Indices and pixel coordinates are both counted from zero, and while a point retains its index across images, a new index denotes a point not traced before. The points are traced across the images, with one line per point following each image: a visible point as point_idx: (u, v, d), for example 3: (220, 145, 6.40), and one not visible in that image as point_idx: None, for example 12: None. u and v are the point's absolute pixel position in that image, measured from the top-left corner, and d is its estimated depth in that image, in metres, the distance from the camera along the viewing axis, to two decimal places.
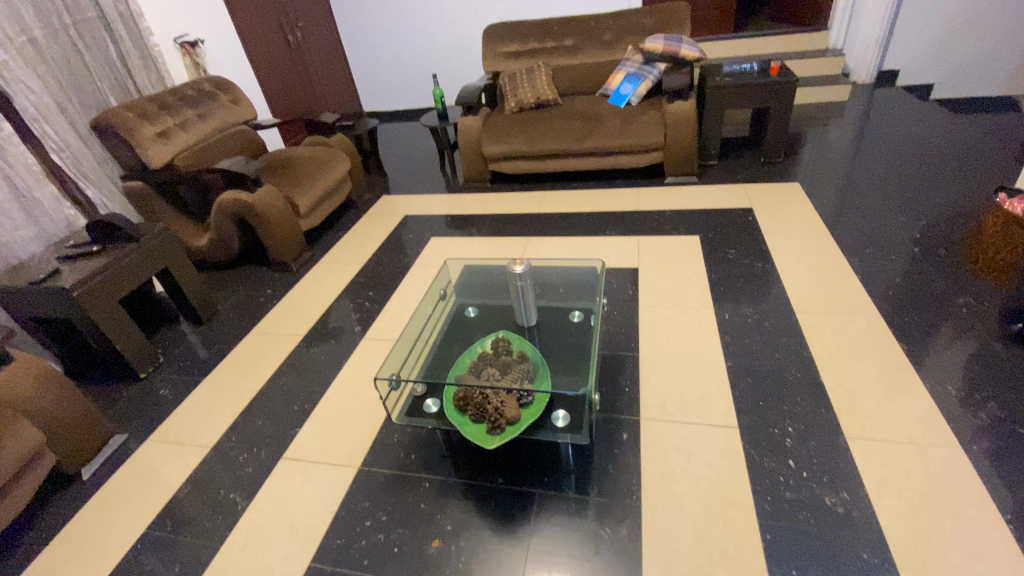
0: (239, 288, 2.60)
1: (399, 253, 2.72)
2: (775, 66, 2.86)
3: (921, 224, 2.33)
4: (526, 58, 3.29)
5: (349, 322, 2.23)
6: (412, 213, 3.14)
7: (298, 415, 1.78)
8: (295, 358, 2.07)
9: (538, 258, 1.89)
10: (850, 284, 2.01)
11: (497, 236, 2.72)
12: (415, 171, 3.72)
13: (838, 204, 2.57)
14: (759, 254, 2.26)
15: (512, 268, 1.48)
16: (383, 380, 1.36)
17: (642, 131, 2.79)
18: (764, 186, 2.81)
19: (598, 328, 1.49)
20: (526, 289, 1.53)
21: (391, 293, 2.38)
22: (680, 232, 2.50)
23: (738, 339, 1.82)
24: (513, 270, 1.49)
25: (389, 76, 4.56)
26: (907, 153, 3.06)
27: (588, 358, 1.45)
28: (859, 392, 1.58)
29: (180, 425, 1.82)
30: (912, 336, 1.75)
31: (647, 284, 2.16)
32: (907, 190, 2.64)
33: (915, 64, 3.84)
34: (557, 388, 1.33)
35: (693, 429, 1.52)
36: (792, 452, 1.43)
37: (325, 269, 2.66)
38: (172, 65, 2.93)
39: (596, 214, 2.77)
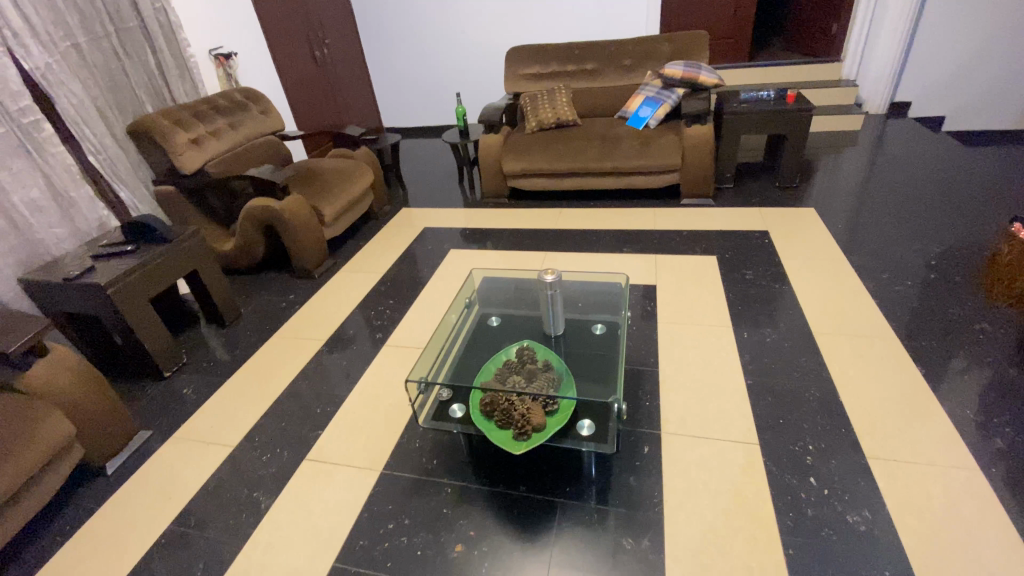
0: (262, 293, 2.64)
1: (418, 264, 2.77)
2: (792, 94, 2.93)
3: (936, 252, 2.37)
4: (547, 80, 3.39)
5: (370, 329, 2.27)
6: (431, 226, 3.20)
7: (321, 417, 1.80)
8: (317, 363, 2.10)
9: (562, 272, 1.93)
10: (867, 308, 2.03)
11: (515, 250, 2.77)
12: (434, 186, 3.80)
13: (853, 229, 2.61)
14: (776, 275, 2.29)
15: (542, 278, 1.52)
16: (412, 382, 1.38)
17: (660, 152, 2.85)
18: (778, 210, 2.86)
19: (625, 341, 1.52)
20: (553, 300, 1.57)
21: (411, 302, 2.42)
22: (697, 252, 2.54)
23: (756, 357, 1.84)
24: (542, 281, 1.53)
25: (410, 94, 4.68)
26: (920, 183, 3.11)
27: (614, 370, 1.48)
28: (878, 414, 1.59)
29: (204, 424, 1.85)
30: (929, 359, 1.77)
31: (665, 301, 2.19)
32: (921, 218, 2.67)
33: (927, 96, 3.92)
34: (583, 397, 1.35)
35: (714, 445, 1.53)
36: (813, 470, 1.44)
37: (346, 278, 2.71)
38: (206, 75, 3.03)
39: (613, 232, 2.81)
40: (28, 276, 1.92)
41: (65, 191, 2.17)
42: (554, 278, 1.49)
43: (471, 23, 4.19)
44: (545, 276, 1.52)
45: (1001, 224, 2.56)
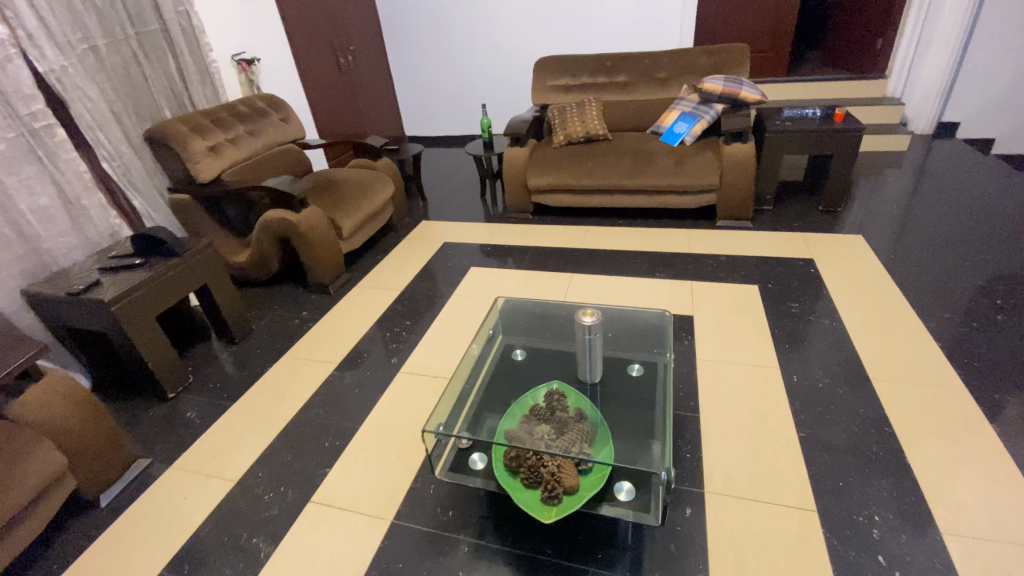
0: (274, 308, 2.54)
1: (436, 281, 2.64)
2: (840, 112, 2.75)
3: (1001, 290, 2.16)
4: (577, 92, 3.25)
5: (384, 352, 2.14)
6: (451, 240, 3.07)
7: (329, 452, 1.67)
8: (328, 387, 1.98)
9: (595, 305, 1.78)
10: (929, 352, 1.84)
11: (539, 270, 2.62)
12: (455, 198, 3.69)
13: (905, 261, 2.42)
14: (825, 310, 2.11)
15: (579, 320, 1.35)
16: (429, 431, 1.24)
17: (697, 170, 2.69)
18: (822, 235, 2.67)
19: (672, 390, 1.35)
20: (594, 345, 1.38)
21: (428, 324, 2.29)
22: (736, 280, 2.37)
23: (809, 406, 1.66)
24: (580, 322, 1.35)
25: (435, 103, 4.59)
26: (975, 209, 2.88)
27: (656, 423, 1.32)
28: (953, 477, 1.38)
29: (207, 453, 1.73)
30: (1007, 416, 1.56)
31: (704, 335, 2.03)
32: (980, 250, 2.46)
33: (978, 116, 3.68)
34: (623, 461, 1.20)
35: (763, 508, 1.37)
36: (881, 545, 1.26)
37: (362, 294, 2.59)
38: (227, 80, 2.96)
39: (644, 254, 2.65)
40: (33, 288, 1.84)
41: (76, 199, 2.09)
42: (593, 321, 1.32)
43: (498, 31, 4.08)
44: (581, 318, 1.35)
45: None
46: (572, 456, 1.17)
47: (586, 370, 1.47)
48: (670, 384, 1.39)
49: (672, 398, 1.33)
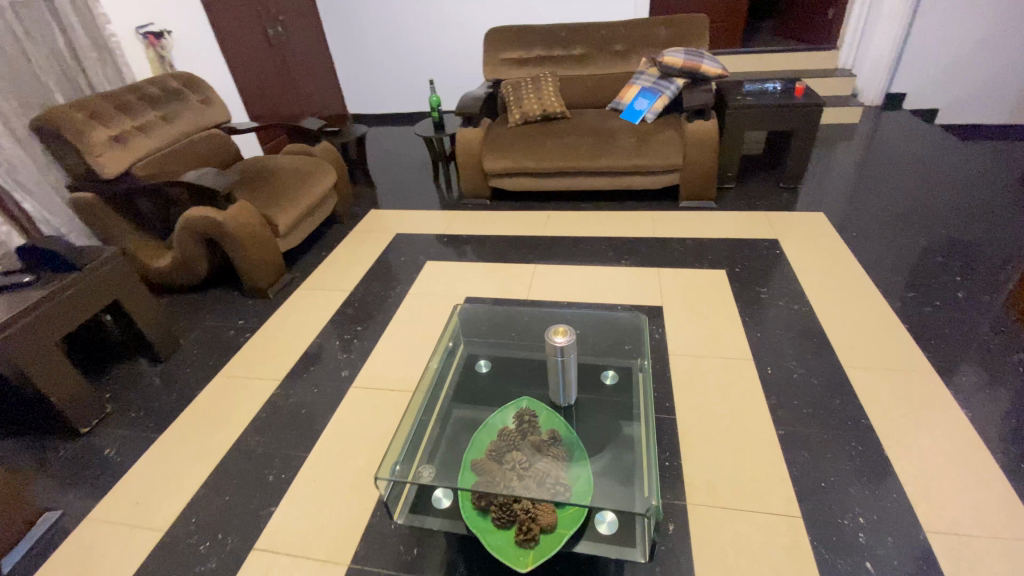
0: (207, 317, 2.28)
1: (389, 278, 2.44)
2: (801, 87, 2.68)
3: (960, 266, 2.17)
4: (532, 66, 3.04)
5: (334, 364, 1.95)
6: (404, 231, 2.86)
7: (276, 486, 1.50)
8: (273, 408, 1.78)
9: (563, 308, 1.65)
10: (897, 336, 1.83)
11: (499, 262, 2.46)
12: (406, 183, 3.44)
13: (867, 239, 2.40)
14: (794, 295, 2.07)
15: (549, 338, 1.19)
16: (384, 478, 1.08)
17: (660, 150, 2.57)
18: (785, 214, 2.63)
19: (652, 400, 1.24)
20: (568, 366, 1.22)
21: (382, 328, 2.10)
22: (704, 265, 2.29)
23: (785, 401, 1.62)
24: (553, 342, 1.19)
25: (380, 79, 4.27)
26: (927, 180, 2.92)
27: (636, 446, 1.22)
28: (931, 471, 1.37)
29: (131, 497, 1.52)
30: (975, 401, 1.57)
31: (676, 327, 1.94)
32: (936, 224, 2.48)
33: (925, 87, 3.74)
34: (604, 496, 1.10)
35: (748, 519, 1.31)
36: (868, 551, 1.22)
37: (308, 297, 2.37)
38: (132, 57, 2.58)
39: (609, 240, 2.54)
40: None
41: None
42: (566, 340, 1.16)
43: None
44: (552, 336, 1.19)
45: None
46: (548, 495, 1.06)
47: (559, 392, 1.32)
48: (649, 394, 1.28)
49: (653, 410, 1.22)
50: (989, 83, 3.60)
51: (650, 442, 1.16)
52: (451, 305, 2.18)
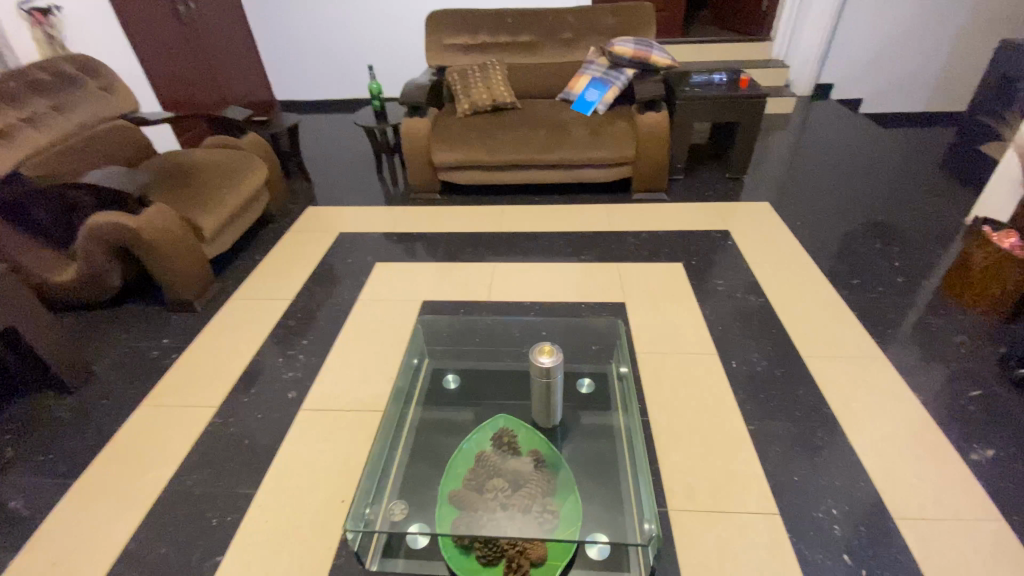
0: (124, 337, 2.01)
1: (336, 283, 2.25)
2: (745, 78, 2.73)
3: (896, 252, 2.30)
4: (478, 53, 2.91)
5: (280, 384, 1.76)
6: (348, 230, 2.66)
7: (222, 532, 1.33)
8: (212, 439, 1.59)
9: (532, 318, 1.59)
10: (846, 323, 1.90)
11: (455, 261, 2.34)
12: (346, 177, 3.21)
13: (811, 228, 2.49)
14: (750, 286, 2.11)
15: (535, 358, 1.11)
16: (353, 530, 0.97)
17: (613, 143, 2.53)
18: (733, 204, 2.69)
19: (637, 411, 1.18)
20: (553, 389, 1.14)
21: (332, 339, 1.94)
22: (661, 258, 2.29)
23: (752, 395, 1.64)
24: (538, 365, 1.09)
25: (312, 63, 3.96)
26: (857, 168, 3.08)
27: (621, 465, 1.17)
28: (891, 458, 1.43)
29: (43, 561, 1.30)
30: (922, 384, 1.65)
31: (640, 323, 1.92)
32: (869, 211, 2.62)
33: (850, 78, 3.95)
34: (594, 527, 1.05)
35: (729, 521, 1.30)
36: (845, 544, 1.25)
37: (244, 308, 2.14)
38: (13, 37, 2.22)
39: (567, 235, 2.48)
40: None
41: None
42: (555, 362, 1.08)
43: None
44: (539, 356, 1.10)
45: (947, 216, 2.56)
46: (539, 529, 1.00)
47: (544, 414, 1.21)
48: (633, 405, 1.22)
49: (638, 422, 1.16)
50: (905, 76, 3.85)
51: (638, 463, 1.11)
52: (407, 311, 2.04)
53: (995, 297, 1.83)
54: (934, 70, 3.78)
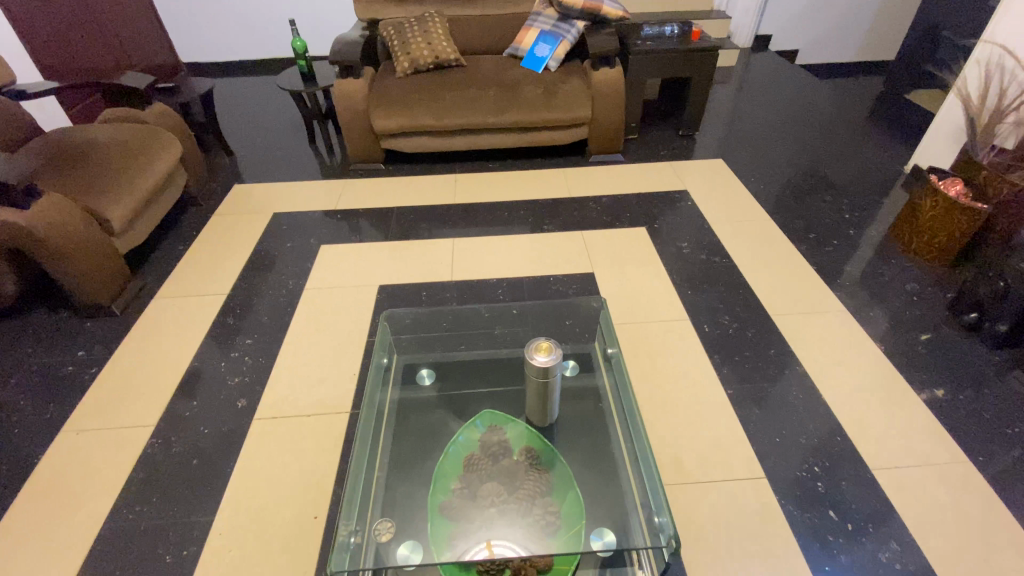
0: (29, 352, 1.72)
1: (278, 272, 2.03)
2: (696, 30, 2.65)
3: (846, 203, 2.35)
4: (414, 4, 2.64)
5: (226, 392, 1.57)
6: (284, 209, 2.39)
7: (180, 569, 1.19)
8: (154, 463, 1.40)
9: (507, 305, 1.49)
10: (808, 277, 1.94)
11: (409, 238, 2.17)
12: (274, 149, 2.89)
13: (765, 183, 2.51)
14: (714, 247, 2.09)
15: (530, 355, 1.01)
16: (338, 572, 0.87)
17: (569, 102, 2.39)
18: (689, 162, 2.65)
19: (634, 396, 1.12)
20: (551, 388, 1.05)
21: (281, 335, 1.75)
22: (625, 222, 2.23)
23: (728, 358, 1.64)
24: (534, 365, 1.00)
25: (221, 19, 3.49)
26: (801, 119, 3.13)
27: (618, 459, 1.12)
28: (862, 410, 1.48)
29: None
30: (883, 333, 1.71)
31: (611, 293, 1.87)
32: (817, 164, 2.67)
33: (787, 29, 3.97)
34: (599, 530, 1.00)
35: (720, 489, 1.30)
36: (830, 500, 1.28)
37: (173, 307, 1.89)
38: None
39: (526, 203, 2.36)
40: None
41: None
42: (553, 360, 0.98)
43: None
44: (534, 353, 1.00)
45: (887, 164, 2.64)
46: (544, 537, 0.96)
47: (538, 415, 1.14)
48: (628, 388, 1.15)
49: (636, 407, 1.10)
50: (839, 25, 3.92)
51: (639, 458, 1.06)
52: (362, 298, 1.87)
53: (941, 244, 1.90)
54: (865, 18, 3.86)
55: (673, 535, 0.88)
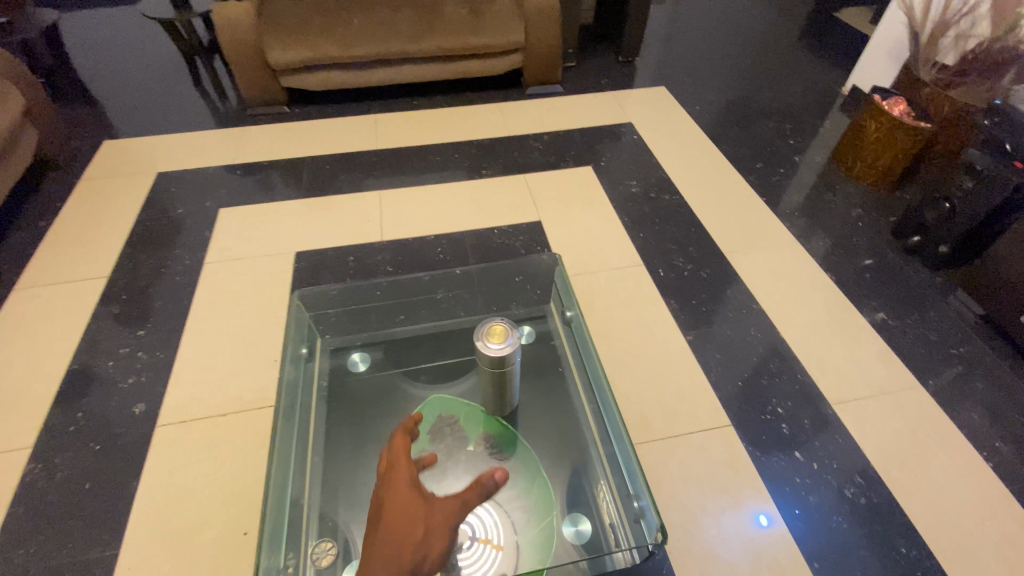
0: None
1: (171, 244, 1.71)
2: None
3: (788, 128, 2.29)
4: None
5: (117, 398, 1.31)
6: (170, 167, 2.01)
7: None
8: (34, 493, 1.15)
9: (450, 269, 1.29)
10: (758, 210, 1.87)
11: (328, 193, 1.88)
12: (149, 94, 2.40)
13: (709, 110, 2.39)
14: (663, 184, 1.97)
15: (481, 343, 0.86)
16: None
17: (498, 24, 2.11)
18: (631, 92, 2.47)
19: (601, 368, 1.02)
20: (512, 377, 0.92)
21: (182, 321, 1.48)
22: (568, 161, 2.05)
23: (686, 302, 1.56)
24: (489, 356, 0.85)
25: None
26: (739, 41, 3.00)
27: (587, 436, 1.05)
28: (820, 344, 1.46)
29: None
30: (834, 262, 1.69)
31: (560, 241, 1.72)
32: (758, 87, 2.57)
33: None
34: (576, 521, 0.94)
35: (688, 442, 1.25)
36: (794, 440, 1.26)
37: (38, 298, 1.55)
38: None
39: (458, 144, 2.11)
40: None
41: None
42: (510, 347, 0.84)
43: None
44: (487, 341, 0.86)
45: (825, 85, 2.59)
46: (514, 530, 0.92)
47: (498, 403, 1.01)
48: (594, 358, 1.05)
49: (605, 379, 1.00)
50: None
51: (609, 434, 0.99)
52: (277, 270, 1.61)
53: (884, 166, 1.87)
54: None
55: (659, 525, 0.80)
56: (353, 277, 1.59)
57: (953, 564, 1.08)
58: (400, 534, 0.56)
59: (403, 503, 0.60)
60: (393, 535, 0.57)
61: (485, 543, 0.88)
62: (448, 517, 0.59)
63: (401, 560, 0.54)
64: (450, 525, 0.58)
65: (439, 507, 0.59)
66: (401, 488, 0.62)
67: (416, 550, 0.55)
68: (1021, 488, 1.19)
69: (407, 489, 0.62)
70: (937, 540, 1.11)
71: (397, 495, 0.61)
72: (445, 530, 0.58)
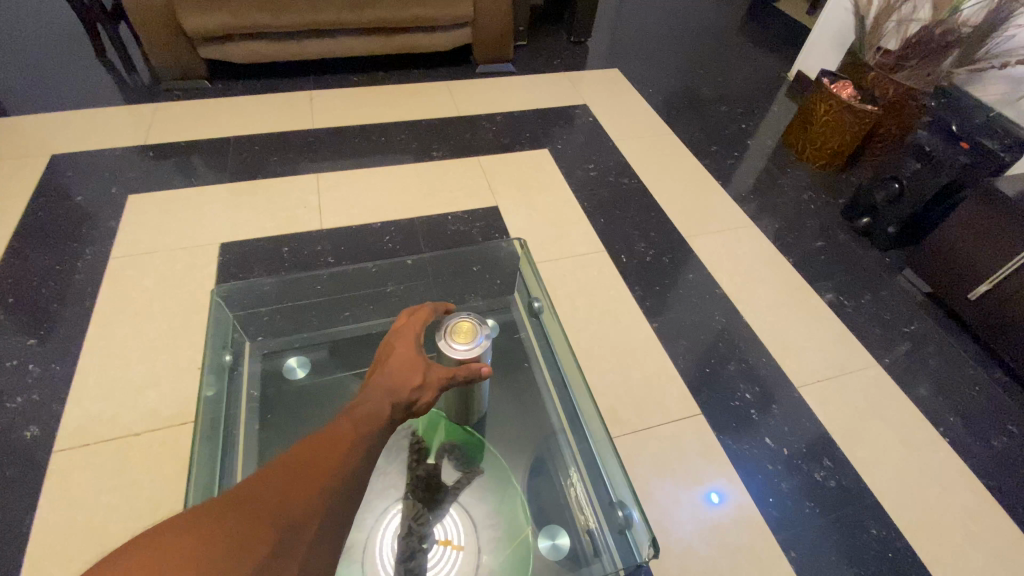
0: None
1: (70, 237, 1.47)
2: None
3: (740, 112, 2.29)
4: None
5: (2, 422, 1.09)
6: (67, 148, 1.73)
7: None
8: None
9: (402, 260, 1.16)
10: (716, 193, 1.85)
11: (258, 177, 1.69)
12: (40, 65, 2.07)
13: (663, 93, 2.36)
14: (621, 168, 1.91)
15: (444, 344, 0.75)
16: None
17: None
18: (584, 73, 2.40)
19: (575, 365, 0.95)
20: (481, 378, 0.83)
21: (85, 327, 1.26)
22: (523, 143, 1.95)
23: (650, 289, 1.51)
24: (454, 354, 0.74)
25: None
26: (687, 25, 2.99)
27: (560, 438, 0.99)
28: (783, 326, 1.45)
29: None
30: (791, 244, 1.70)
31: (518, 227, 1.62)
32: (708, 71, 2.57)
33: None
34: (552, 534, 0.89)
35: (659, 434, 1.20)
36: (763, 425, 1.24)
37: None
38: None
39: (405, 125, 1.96)
40: None
41: None
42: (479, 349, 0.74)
43: None
44: (450, 341, 0.75)
45: (770, 70, 2.62)
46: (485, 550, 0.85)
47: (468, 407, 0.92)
48: (568, 358, 0.97)
49: (583, 382, 0.93)
50: None
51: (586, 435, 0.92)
52: (200, 264, 1.41)
53: (832, 150, 1.90)
54: None
55: (650, 538, 0.74)
56: (291, 270, 1.42)
57: (920, 539, 1.09)
58: (406, 376, 0.63)
59: (408, 354, 0.67)
60: (399, 376, 0.63)
61: (444, 545, 0.83)
62: (441, 377, 0.67)
63: (401, 398, 0.61)
64: (441, 384, 0.67)
65: (438, 366, 0.67)
66: (410, 340, 0.69)
67: (412, 396, 0.62)
68: (975, 460, 1.22)
69: (413, 348, 0.68)
70: (904, 517, 1.12)
71: (402, 347, 0.68)
72: (436, 386, 0.66)
